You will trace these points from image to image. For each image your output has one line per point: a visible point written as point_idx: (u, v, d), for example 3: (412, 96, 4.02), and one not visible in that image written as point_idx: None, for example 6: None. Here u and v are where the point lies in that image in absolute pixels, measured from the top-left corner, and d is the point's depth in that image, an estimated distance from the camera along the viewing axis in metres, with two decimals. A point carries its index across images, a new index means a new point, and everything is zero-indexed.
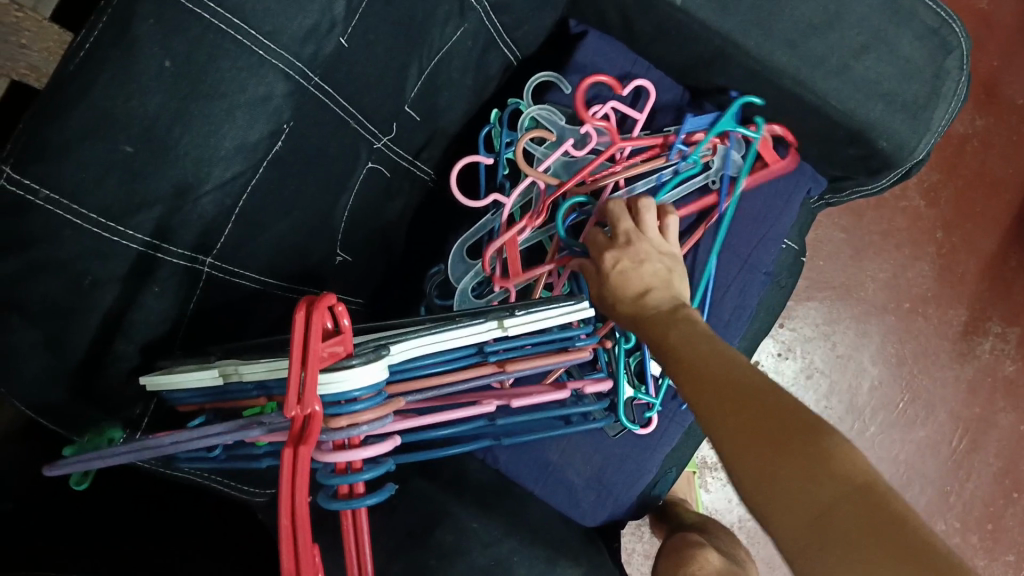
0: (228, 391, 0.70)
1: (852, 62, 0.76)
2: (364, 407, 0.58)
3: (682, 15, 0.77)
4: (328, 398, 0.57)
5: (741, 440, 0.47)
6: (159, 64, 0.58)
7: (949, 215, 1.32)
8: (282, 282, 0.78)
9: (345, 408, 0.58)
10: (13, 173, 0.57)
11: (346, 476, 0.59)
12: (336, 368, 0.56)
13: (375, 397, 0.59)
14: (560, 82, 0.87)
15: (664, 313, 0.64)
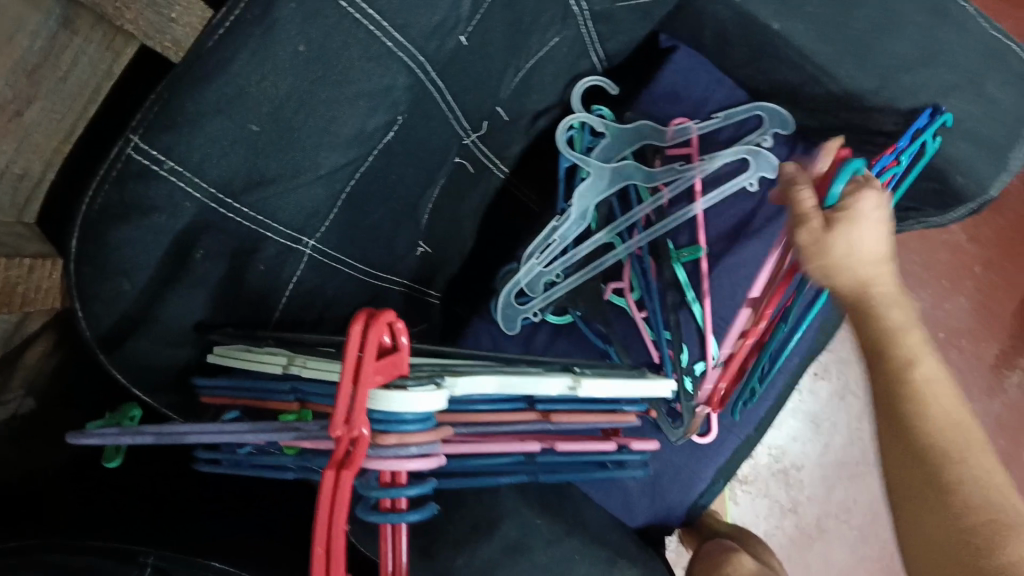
0: (265, 391, 0.62)
1: (940, 99, 0.78)
2: (414, 429, 0.52)
3: (782, 38, 0.78)
4: (378, 416, 0.51)
5: (900, 471, 0.52)
6: (294, 48, 0.58)
7: (990, 251, 1.34)
8: (361, 267, 0.77)
9: (395, 427, 0.51)
10: (141, 141, 0.56)
11: (389, 493, 0.54)
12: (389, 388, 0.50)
13: (426, 421, 0.52)
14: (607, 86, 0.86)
15: (860, 286, 0.58)
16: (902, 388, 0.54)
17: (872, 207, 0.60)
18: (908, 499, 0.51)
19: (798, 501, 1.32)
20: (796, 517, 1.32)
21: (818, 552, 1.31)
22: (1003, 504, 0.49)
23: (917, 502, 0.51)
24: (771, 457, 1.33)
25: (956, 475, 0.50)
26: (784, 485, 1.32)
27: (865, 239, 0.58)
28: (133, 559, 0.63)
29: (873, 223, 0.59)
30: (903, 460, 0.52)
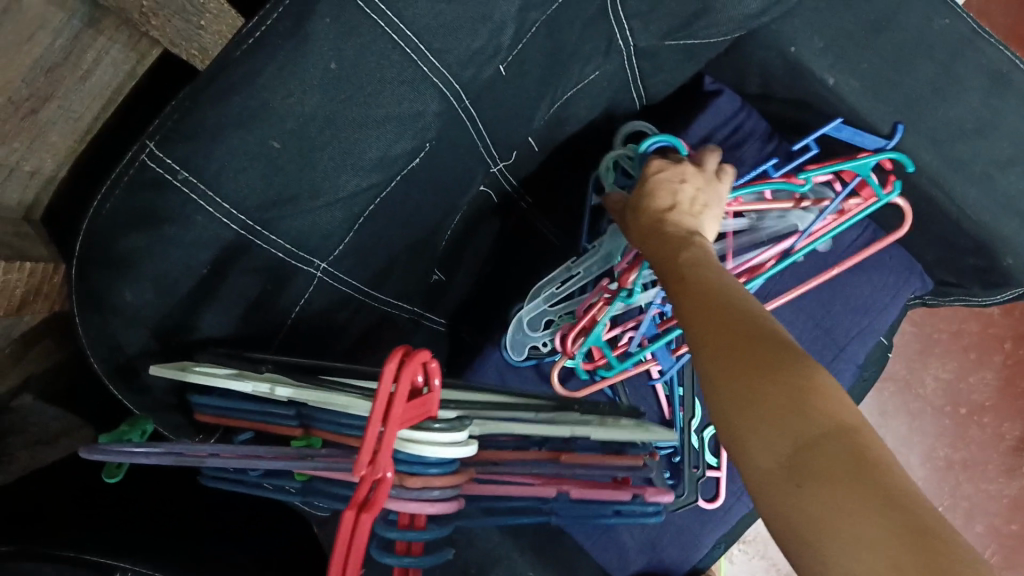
0: (268, 413, 0.60)
1: (996, 173, 0.74)
2: (438, 472, 0.51)
3: (832, 93, 0.75)
4: (402, 456, 0.50)
5: (745, 406, 0.40)
6: (325, 65, 0.56)
7: (1023, 327, 1.29)
8: (360, 286, 0.72)
9: (418, 469, 0.50)
10: (158, 149, 0.54)
11: (404, 536, 0.52)
12: (419, 430, 0.49)
13: (450, 463, 0.51)
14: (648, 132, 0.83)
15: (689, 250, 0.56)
16: (709, 335, 0.45)
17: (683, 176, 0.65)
18: (766, 433, 0.39)
19: None
20: None
21: None
22: (826, 432, 0.37)
23: (775, 433, 0.39)
24: None
25: (765, 422, 0.39)
26: None
27: (664, 193, 0.63)
28: (109, 572, 0.61)
29: (698, 189, 0.64)
30: (747, 375, 0.41)
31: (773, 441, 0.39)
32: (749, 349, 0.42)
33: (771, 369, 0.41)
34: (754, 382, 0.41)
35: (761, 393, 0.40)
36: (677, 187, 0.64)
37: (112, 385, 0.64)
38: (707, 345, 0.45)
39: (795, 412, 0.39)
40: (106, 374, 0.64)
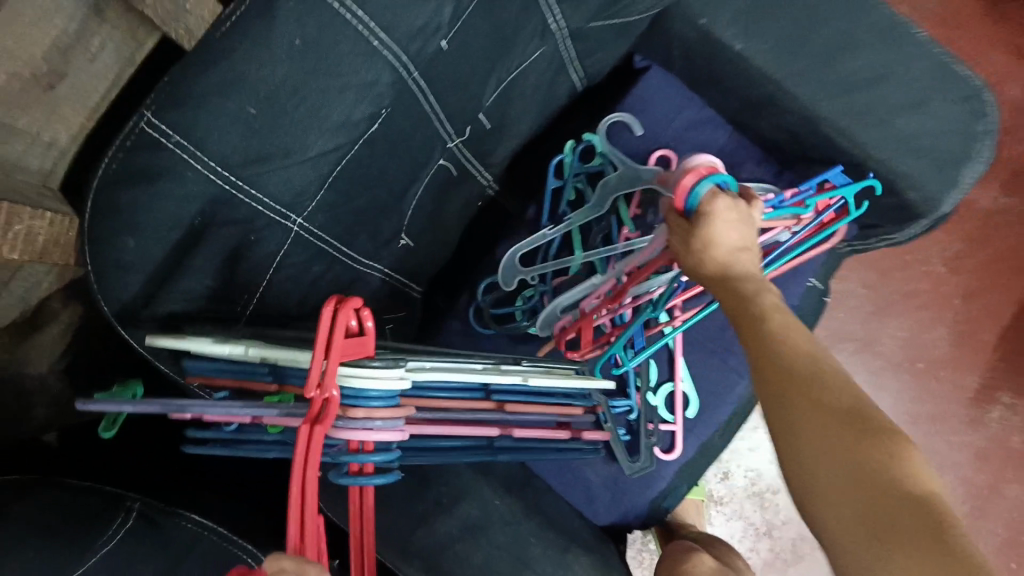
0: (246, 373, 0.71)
1: (893, 118, 0.84)
2: (379, 404, 0.59)
3: (742, 58, 0.86)
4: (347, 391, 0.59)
5: (829, 469, 0.47)
6: (290, 41, 0.66)
7: (973, 284, 1.37)
8: (336, 245, 0.83)
9: (361, 402, 0.59)
10: (152, 115, 0.65)
11: (356, 459, 0.60)
12: (358, 365, 0.58)
13: (392, 397, 0.60)
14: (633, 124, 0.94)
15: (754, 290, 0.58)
16: (794, 396, 0.50)
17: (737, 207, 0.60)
18: (843, 487, 0.46)
19: (773, 525, 1.39)
20: (771, 542, 1.38)
21: None
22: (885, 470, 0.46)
23: (849, 496, 0.46)
24: (748, 479, 1.39)
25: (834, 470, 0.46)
26: (759, 507, 1.39)
27: (723, 227, 0.60)
28: (121, 502, 0.75)
29: (746, 229, 0.61)
30: (836, 442, 0.47)
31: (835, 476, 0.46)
32: (826, 403, 0.49)
33: (857, 426, 0.47)
34: (836, 443, 0.47)
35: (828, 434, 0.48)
36: (733, 221, 0.60)
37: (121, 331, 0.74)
38: (791, 404, 0.50)
39: (868, 474, 0.45)
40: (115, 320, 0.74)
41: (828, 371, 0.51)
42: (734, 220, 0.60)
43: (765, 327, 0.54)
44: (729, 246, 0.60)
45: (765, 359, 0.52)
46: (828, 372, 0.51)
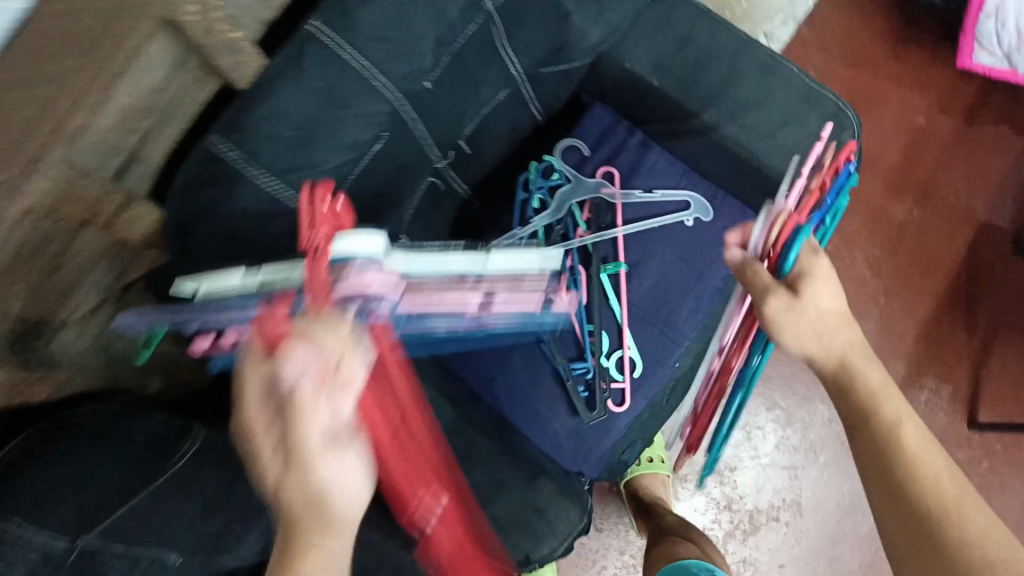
0: None
1: (775, 132, 1.10)
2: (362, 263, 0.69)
3: (659, 92, 1.14)
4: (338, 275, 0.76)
5: (904, 551, 0.67)
6: (315, 83, 0.92)
7: (890, 284, 1.61)
8: None
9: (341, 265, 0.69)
10: (218, 135, 0.90)
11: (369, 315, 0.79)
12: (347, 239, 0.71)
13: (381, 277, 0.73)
14: (579, 145, 1.23)
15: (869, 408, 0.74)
16: (885, 506, 0.69)
17: (823, 279, 0.79)
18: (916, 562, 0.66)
19: (732, 499, 1.56)
20: (731, 514, 1.56)
21: (750, 545, 1.55)
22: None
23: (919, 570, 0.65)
24: (710, 458, 1.58)
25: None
26: (720, 484, 1.56)
27: (818, 303, 0.78)
28: (190, 432, 1.01)
29: (814, 307, 0.78)
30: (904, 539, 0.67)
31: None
32: (919, 512, 0.67)
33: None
34: (908, 537, 0.67)
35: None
36: (822, 302, 0.78)
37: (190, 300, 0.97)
38: (882, 510, 0.70)
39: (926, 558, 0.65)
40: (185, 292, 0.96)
41: (935, 483, 0.68)
42: (823, 305, 0.78)
43: (899, 473, 0.69)
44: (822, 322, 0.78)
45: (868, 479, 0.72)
46: (918, 474, 0.69)
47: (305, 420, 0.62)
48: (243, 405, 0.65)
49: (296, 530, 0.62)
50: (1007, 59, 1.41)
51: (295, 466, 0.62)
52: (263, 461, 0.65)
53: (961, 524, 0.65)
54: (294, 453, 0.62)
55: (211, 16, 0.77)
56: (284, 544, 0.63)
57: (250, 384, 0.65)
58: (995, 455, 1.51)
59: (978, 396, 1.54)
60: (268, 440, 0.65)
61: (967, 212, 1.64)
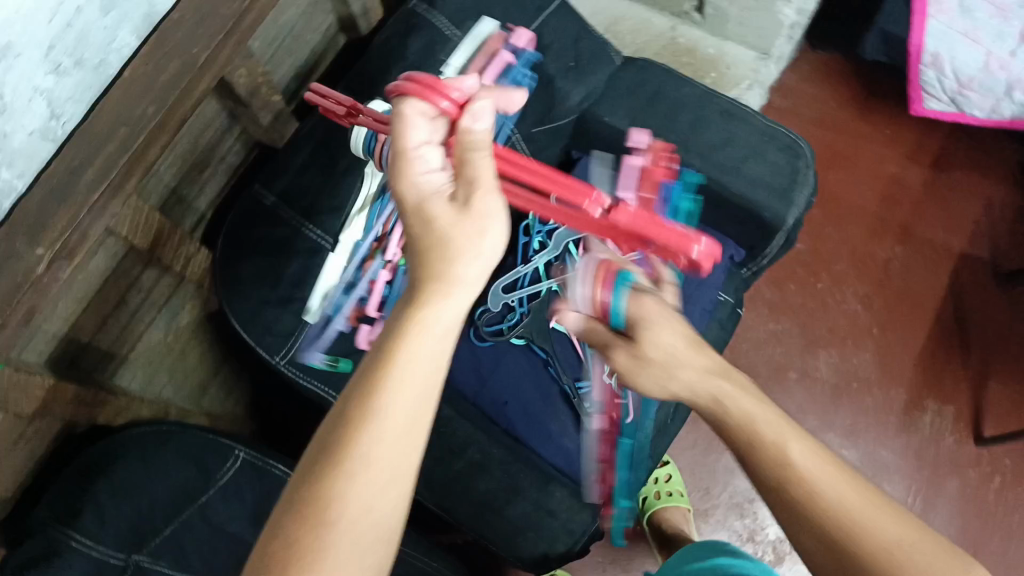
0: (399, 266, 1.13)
1: (741, 165, 1.25)
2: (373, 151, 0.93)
3: (636, 140, 1.29)
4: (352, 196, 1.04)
5: None
6: (338, 140, 1.09)
7: (882, 317, 1.70)
8: None
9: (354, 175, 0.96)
10: (260, 184, 1.08)
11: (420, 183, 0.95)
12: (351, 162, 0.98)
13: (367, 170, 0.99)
14: None
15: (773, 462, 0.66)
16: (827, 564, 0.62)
17: (654, 321, 0.80)
18: None
19: (755, 531, 1.59)
20: (755, 545, 1.58)
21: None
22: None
23: None
24: (729, 492, 1.62)
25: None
26: (740, 517, 1.60)
27: (655, 346, 0.78)
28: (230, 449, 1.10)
29: (658, 348, 0.78)
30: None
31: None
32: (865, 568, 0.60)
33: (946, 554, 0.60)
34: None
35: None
36: (659, 342, 0.78)
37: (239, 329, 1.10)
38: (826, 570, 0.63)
39: None
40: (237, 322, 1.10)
41: (869, 528, 0.61)
42: (664, 344, 0.78)
43: (806, 503, 0.64)
44: (665, 360, 0.77)
45: (800, 541, 0.65)
46: (846, 528, 0.62)
47: (478, 157, 0.66)
48: (402, 148, 0.68)
49: (438, 269, 0.64)
50: (955, 104, 1.59)
51: (465, 202, 0.65)
52: (418, 201, 0.66)
53: (881, 534, 0.61)
54: (466, 193, 0.65)
55: (257, 77, 0.98)
56: (420, 288, 0.64)
57: (408, 130, 0.69)
58: (1005, 470, 1.58)
59: (980, 415, 1.61)
60: (433, 182, 0.68)
61: (945, 248, 1.73)
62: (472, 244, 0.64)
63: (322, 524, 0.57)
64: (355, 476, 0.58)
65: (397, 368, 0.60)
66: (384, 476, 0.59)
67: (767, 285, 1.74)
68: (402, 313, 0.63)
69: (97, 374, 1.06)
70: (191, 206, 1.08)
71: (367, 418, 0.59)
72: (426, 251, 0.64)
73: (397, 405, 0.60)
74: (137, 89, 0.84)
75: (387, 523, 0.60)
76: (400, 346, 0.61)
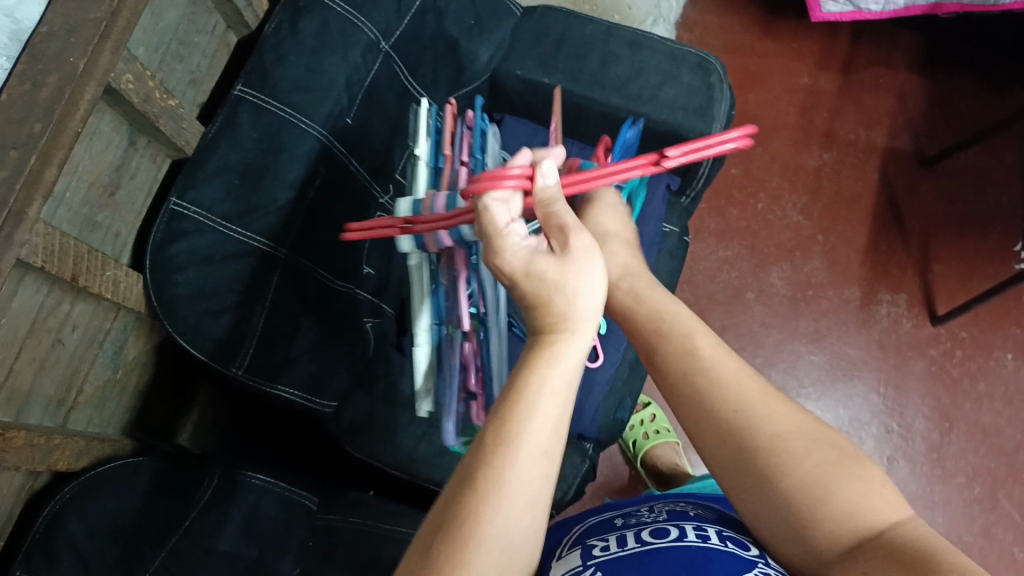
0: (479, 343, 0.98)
1: (657, 92, 1.26)
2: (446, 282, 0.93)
3: (551, 88, 1.29)
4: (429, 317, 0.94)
5: (760, 511, 0.61)
6: (251, 136, 1.05)
7: (823, 222, 1.74)
8: (315, 267, 1.16)
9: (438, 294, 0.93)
10: (173, 197, 1.02)
11: None
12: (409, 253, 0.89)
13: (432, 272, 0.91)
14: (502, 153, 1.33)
15: (697, 380, 0.66)
16: (738, 472, 0.62)
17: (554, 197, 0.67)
18: (772, 516, 0.60)
19: None
20: None
21: None
22: (854, 487, 0.57)
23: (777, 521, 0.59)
24: None
25: (809, 469, 0.59)
26: None
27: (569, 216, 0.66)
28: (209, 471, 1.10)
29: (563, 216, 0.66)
30: (751, 500, 0.61)
31: (782, 501, 0.59)
32: (769, 475, 0.60)
33: (832, 452, 0.60)
34: (753, 491, 0.61)
35: (764, 482, 0.60)
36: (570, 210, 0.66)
37: (193, 351, 1.06)
38: (734, 479, 0.63)
39: (785, 511, 0.59)
40: (189, 345, 1.06)
41: (785, 436, 0.61)
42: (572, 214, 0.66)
43: (694, 382, 0.66)
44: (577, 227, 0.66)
45: (710, 451, 0.65)
46: (768, 432, 0.62)
47: (561, 209, 0.65)
48: (494, 228, 0.64)
49: (556, 316, 0.64)
50: (851, 2, 1.62)
51: (564, 250, 0.65)
52: (521, 265, 0.65)
53: (767, 425, 0.62)
54: (562, 242, 0.65)
55: (146, 83, 0.95)
56: (546, 334, 0.64)
57: (492, 211, 0.64)
58: (964, 343, 1.64)
59: (931, 295, 1.67)
60: (529, 250, 0.66)
61: (869, 144, 1.78)
62: (582, 282, 0.64)
63: (463, 552, 0.52)
64: (498, 504, 0.53)
65: (535, 398, 0.58)
66: (529, 505, 0.55)
67: (709, 214, 1.76)
68: (528, 356, 0.62)
69: (45, 422, 1.01)
70: (112, 232, 1.03)
71: (504, 447, 0.55)
72: (546, 299, 0.64)
73: (536, 435, 0.57)
74: (18, 110, 0.80)
75: (521, 544, 0.55)
76: (534, 379, 0.59)
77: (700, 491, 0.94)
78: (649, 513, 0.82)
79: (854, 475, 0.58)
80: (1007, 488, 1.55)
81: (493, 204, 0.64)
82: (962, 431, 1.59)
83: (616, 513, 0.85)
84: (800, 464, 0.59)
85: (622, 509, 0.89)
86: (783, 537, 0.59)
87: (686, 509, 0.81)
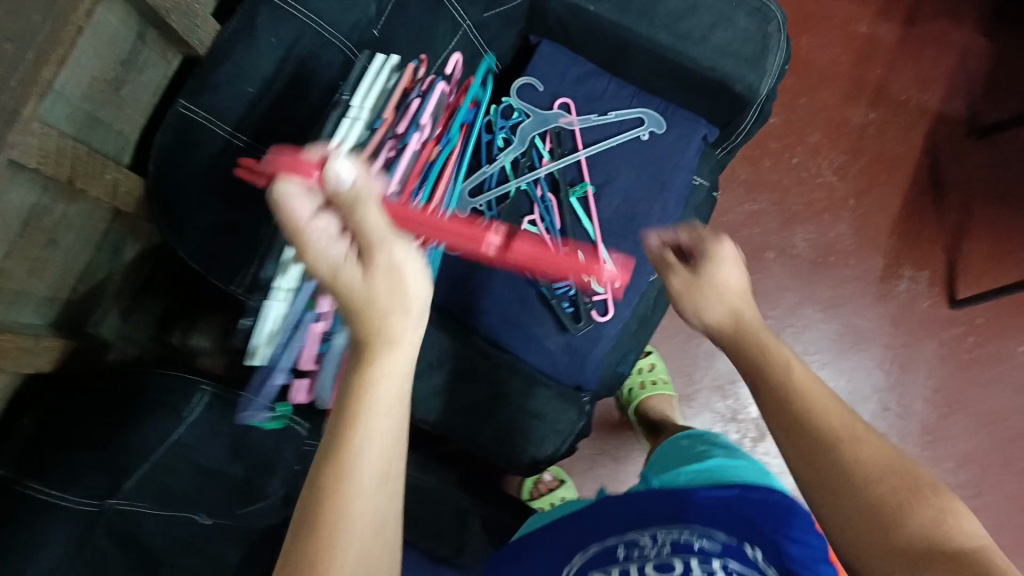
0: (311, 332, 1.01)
1: (708, 35, 1.16)
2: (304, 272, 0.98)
3: (596, 16, 1.19)
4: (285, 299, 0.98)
5: (833, 525, 0.60)
6: (270, 41, 0.99)
7: (857, 186, 1.67)
8: None
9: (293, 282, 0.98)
10: (184, 98, 0.97)
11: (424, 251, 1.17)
12: None
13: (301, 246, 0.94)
14: (533, 83, 1.28)
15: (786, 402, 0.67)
16: (811, 483, 0.62)
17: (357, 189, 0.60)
18: (841, 530, 0.59)
19: (738, 410, 1.60)
20: (738, 424, 1.59)
21: (761, 450, 1.58)
22: (928, 512, 0.56)
23: (843, 532, 0.59)
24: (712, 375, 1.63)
25: (885, 489, 0.58)
26: (722, 398, 1.60)
27: (376, 217, 0.60)
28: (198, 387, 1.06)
29: (362, 216, 0.59)
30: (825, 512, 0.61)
31: (857, 515, 0.58)
32: (846, 491, 0.59)
33: (910, 479, 0.59)
34: (827, 510, 0.61)
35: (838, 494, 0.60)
36: (377, 212, 0.60)
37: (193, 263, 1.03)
38: (808, 490, 0.63)
39: (861, 523, 0.58)
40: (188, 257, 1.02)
41: (864, 454, 0.61)
42: (378, 213, 0.60)
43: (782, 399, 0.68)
44: (383, 232, 0.60)
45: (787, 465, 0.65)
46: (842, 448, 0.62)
47: (373, 215, 0.60)
48: (293, 224, 0.61)
49: (376, 337, 0.61)
50: None
51: (372, 263, 0.60)
52: (326, 271, 0.62)
53: (851, 451, 0.61)
54: (370, 252, 0.60)
55: None
56: (363, 349, 0.61)
57: (289, 201, 0.61)
58: (979, 329, 1.60)
59: (955, 276, 1.62)
60: (332, 249, 0.62)
61: (918, 108, 1.68)
62: (399, 295, 0.61)
63: None
64: (347, 551, 0.57)
65: (361, 436, 0.59)
66: (374, 530, 0.59)
67: (741, 164, 1.69)
68: (351, 371, 0.62)
69: (35, 320, 0.99)
70: (115, 130, 0.98)
71: (343, 492, 0.57)
72: (359, 315, 0.61)
73: (371, 471, 0.59)
74: None
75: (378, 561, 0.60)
76: (361, 413, 0.59)
77: (732, 496, 0.81)
78: (653, 545, 0.76)
79: (937, 497, 0.57)
80: (993, 478, 1.56)
81: (291, 195, 0.61)
82: (959, 416, 1.58)
83: (620, 539, 0.80)
84: (878, 484, 0.59)
85: (624, 527, 0.82)
86: (846, 547, 0.59)
87: (690, 541, 0.74)
